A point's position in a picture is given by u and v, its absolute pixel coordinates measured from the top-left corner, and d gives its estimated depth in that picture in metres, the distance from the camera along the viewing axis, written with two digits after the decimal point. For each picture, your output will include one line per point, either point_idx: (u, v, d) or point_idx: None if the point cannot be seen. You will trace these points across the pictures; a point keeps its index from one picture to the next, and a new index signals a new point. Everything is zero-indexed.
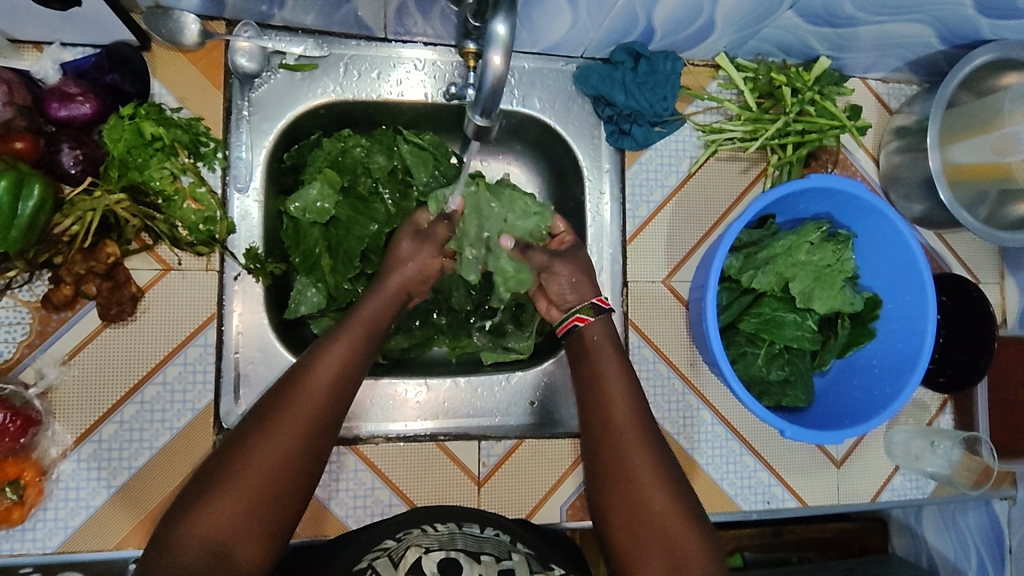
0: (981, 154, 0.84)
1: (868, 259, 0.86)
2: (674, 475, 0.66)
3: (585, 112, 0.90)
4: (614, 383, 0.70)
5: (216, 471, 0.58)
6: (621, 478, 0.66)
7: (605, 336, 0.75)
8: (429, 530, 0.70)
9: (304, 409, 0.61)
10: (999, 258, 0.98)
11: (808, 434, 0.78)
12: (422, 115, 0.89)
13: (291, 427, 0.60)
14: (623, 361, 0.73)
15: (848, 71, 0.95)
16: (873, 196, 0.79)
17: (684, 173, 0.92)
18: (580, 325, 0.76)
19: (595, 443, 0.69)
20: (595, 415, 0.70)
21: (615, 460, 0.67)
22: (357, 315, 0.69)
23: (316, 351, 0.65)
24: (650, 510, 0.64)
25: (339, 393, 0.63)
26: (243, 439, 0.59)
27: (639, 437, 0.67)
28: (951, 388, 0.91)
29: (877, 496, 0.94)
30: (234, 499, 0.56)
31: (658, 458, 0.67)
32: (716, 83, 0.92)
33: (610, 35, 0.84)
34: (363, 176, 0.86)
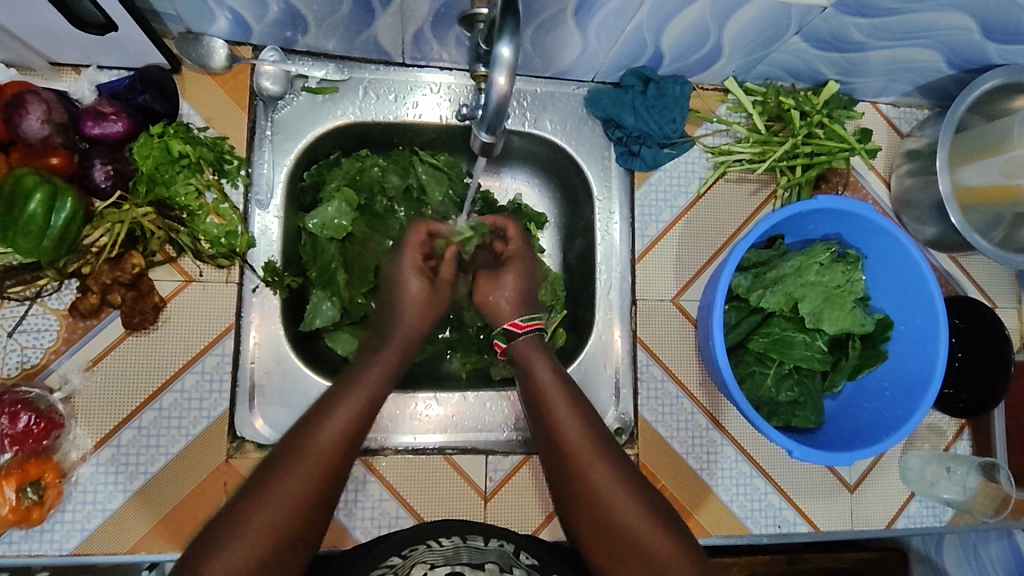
0: (991, 176, 0.83)
1: (878, 281, 0.86)
2: (638, 490, 0.65)
3: (596, 134, 0.92)
4: (563, 423, 0.70)
5: (223, 520, 0.57)
6: (586, 503, 0.65)
7: (545, 365, 0.75)
8: (434, 545, 0.70)
9: (311, 458, 0.60)
10: (1017, 283, 0.97)
11: (818, 454, 0.77)
12: (439, 138, 0.93)
13: (297, 475, 0.59)
14: (573, 399, 0.72)
15: (858, 95, 0.95)
16: (879, 216, 0.79)
17: (692, 195, 0.92)
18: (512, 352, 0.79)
19: (552, 465, 0.69)
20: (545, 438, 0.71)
21: (570, 481, 0.67)
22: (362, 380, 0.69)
23: (324, 406, 0.65)
24: (621, 523, 0.63)
25: (350, 445, 0.63)
26: (246, 494, 0.58)
27: (595, 476, 0.66)
28: (969, 413, 0.89)
29: (892, 523, 0.92)
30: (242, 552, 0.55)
31: (617, 473, 0.66)
32: (725, 106, 0.93)
33: (620, 60, 0.86)
34: (380, 196, 0.92)
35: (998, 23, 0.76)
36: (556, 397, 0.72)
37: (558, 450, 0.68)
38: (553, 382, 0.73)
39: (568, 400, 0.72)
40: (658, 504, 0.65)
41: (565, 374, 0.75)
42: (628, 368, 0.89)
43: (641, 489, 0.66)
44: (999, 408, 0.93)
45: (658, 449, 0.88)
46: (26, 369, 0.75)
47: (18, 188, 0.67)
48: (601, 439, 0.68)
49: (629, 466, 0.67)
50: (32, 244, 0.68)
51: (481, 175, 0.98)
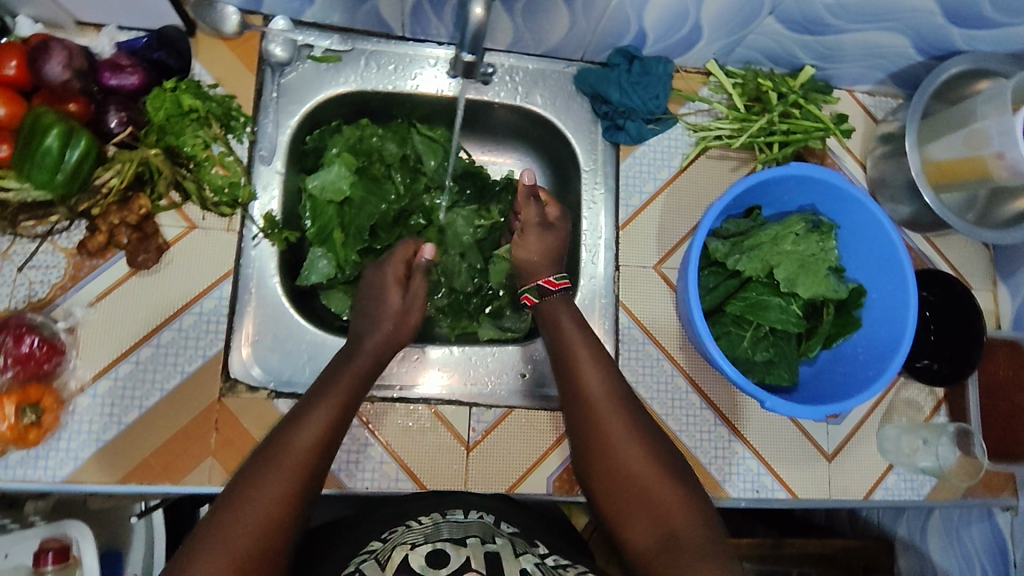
0: (954, 150, 0.86)
1: (853, 252, 0.89)
2: (653, 443, 0.71)
3: (583, 110, 0.97)
4: (586, 378, 0.75)
5: (215, 516, 0.60)
6: (600, 451, 0.71)
7: (568, 318, 0.81)
8: (413, 525, 0.71)
9: (295, 455, 0.64)
10: (991, 265, 1.00)
11: (789, 408, 0.79)
12: (435, 112, 0.99)
13: (283, 468, 0.63)
14: (597, 353, 0.77)
15: (835, 82, 1.00)
16: (849, 184, 0.83)
17: (675, 168, 0.96)
18: (540, 309, 0.84)
19: (574, 415, 0.75)
20: (572, 400, 0.75)
21: (588, 430, 0.73)
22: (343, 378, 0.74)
23: (300, 416, 0.68)
24: (630, 472, 0.69)
25: (327, 451, 0.66)
26: (235, 492, 0.61)
27: (611, 429, 0.71)
28: (942, 381, 0.92)
29: (870, 494, 0.93)
30: (234, 544, 0.58)
31: (632, 428, 0.71)
32: (707, 88, 0.98)
33: (606, 39, 0.92)
34: (377, 162, 0.96)
35: (959, 5, 0.81)
36: (580, 351, 0.77)
37: (576, 389, 0.75)
38: (578, 336, 0.79)
39: (590, 351, 0.78)
40: (670, 457, 0.71)
41: (589, 333, 0.80)
42: (611, 332, 0.92)
43: (651, 436, 0.72)
44: (974, 380, 0.95)
45: None
46: (32, 302, 0.79)
47: (37, 124, 0.72)
48: (620, 394, 0.74)
49: (643, 418, 0.73)
50: (46, 178, 0.73)
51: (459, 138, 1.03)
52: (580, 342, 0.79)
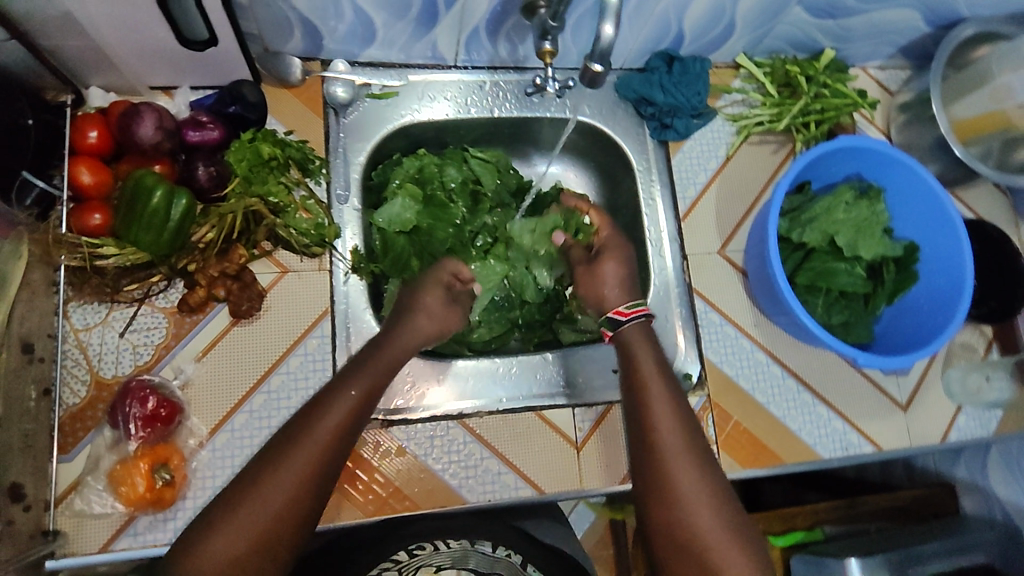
0: (979, 106, 0.95)
1: (900, 212, 0.96)
2: (722, 505, 0.69)
3: (630, 114, 1.02)
4: (659, 427, 0.74)
5: (237, 486, 0.63)
6: (664, 502, 0.70)
7: (650, 360, 0.81)
8: (442, 548, 0.84)
9: (314, 435, 0.66)
10: (1014, 211, 1.07)
11: (878, 359, 0.84)
12: (485, 133, 1.03)
13: (302, 448, 0.64)
14: (676, 402, 0.76)
15: (850, 61, 1.08)
16: (893, 149, 0.89)
17: (722, 158, 1.02)
18: (619, 339, 0.85)
19: (640, 462, 0.73)
20: (639, 437, 0.75)
21: (652, 477, 0.71)
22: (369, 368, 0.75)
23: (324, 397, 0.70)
24: (694, 532, 0.67)
25: (349, 432, 0.68)
26: (258, 463, 0.64)
27: (680, 483, 0.70)
28: (993, 319, 0.97)
29: (946, 437, 0.96)
30: (256, 514, 0.61)
31: (703, 485, 0.70)
32: (738, 80, 1.05)
33: (646, 45, 0.98)
34: (440, 189, 0.98)
35: None
36: (658, 399, 0.76)
37: (650, 438, 0.74)
38: (658, 380, 0.78)
39: (667, 398, 0.77)
40: (740, 524, 0.69)
41: (670, 379, 0.79)
42: (688, 318, 0.96)
43: (722, 496, 0.70)
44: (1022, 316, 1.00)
45: (726, 387, 0.93)
46: (139, 366, 0.79)
47: (140, 186, 0.75)
48: (694, 447, 0.73)
49: (717, 479, 0.71)
50: (154, 236, 0.77)
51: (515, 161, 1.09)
52: (657, 389, 0.77)
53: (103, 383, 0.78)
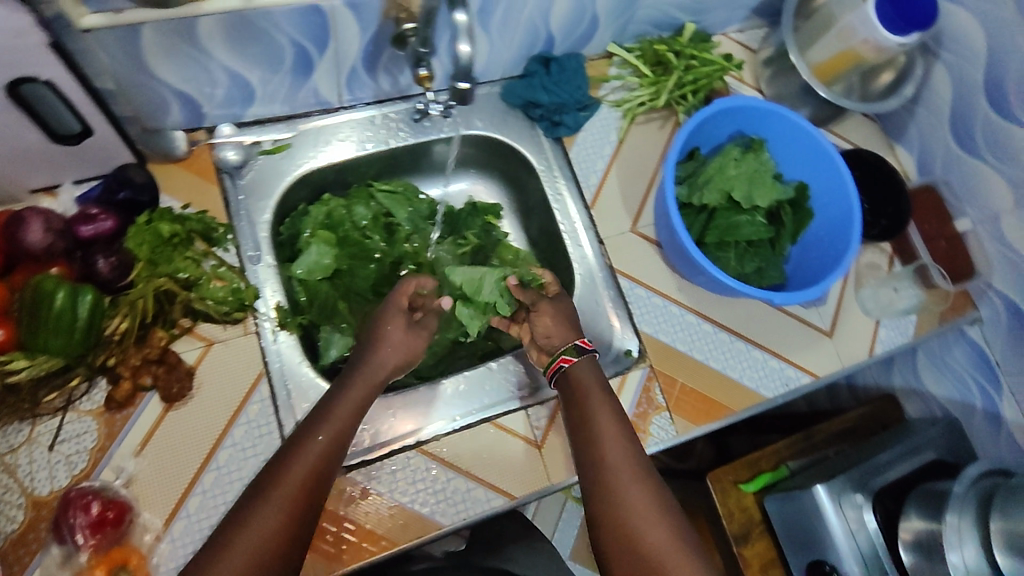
0: (830, 48, 1.00)
1: (785, 156, 1.02)
2: (670, 516, 0.75)
3: (519, 119, 1.05)
4: (608, 449, 0.79)
5: (221, 533, 0.67)
6: (613, 519, 0.74)
7: (592, 381, 0.85)
8: None
9: (291, 477, 0.70)
10: (885, 135, 1.16)
11: (791, 295, 0.89)
12: (386, 167, 1.05)
13: (280, 491, 0.69)
14: (619, 423, 0.81)
15: (711, 30, 1.14)
16: (765, 103, 0.96)
17: (615, 142, 1.06)
18: (572, 374, 0.85)
19: (591, 482, 0.78)
20: (587, 460, 0.79)
21: (604, 496, 0.76)
22: (335, 406, 0.78)
23: (297, 440, 0.74)
24: (645, 542, 0.72)
25: (325, 471, 0.72)
26: (240, 508, 0.68)
27: (630, 500, 0.75)
28: (889, 234, 1.03)
29: (873, 352, 1.02)
30: (241, 554, 0.64)
31: (650, 500, 0.75)
32: (614, 67, 1.09)
33: (521, 52, 1.01)
34: (353, 229, 1.00)
35: None
36: (604, 421, 0.81)
37: (601, 458, 0.78)
38: (601, 401, 0.83)
39: (612, 420, 0.81)
40: (688, 533, 0.74)
41: (612, 399, 0.84)
42: (616, 297, 0.99)
43: (668, 508, 0.75)
44: (912, 226, 1.08)
45: (664, 354, 0.96)
46: (75, 475, 0.76)
47: (40, 291, 0.73)
48: (641, 467, 0.78)
49: (662, 495, 0.76)
50: (64, 339, 0.75)
51: (427, 185, 1.12)
52: (601, 411, 0.82)
53: (40, 502, 0.75)
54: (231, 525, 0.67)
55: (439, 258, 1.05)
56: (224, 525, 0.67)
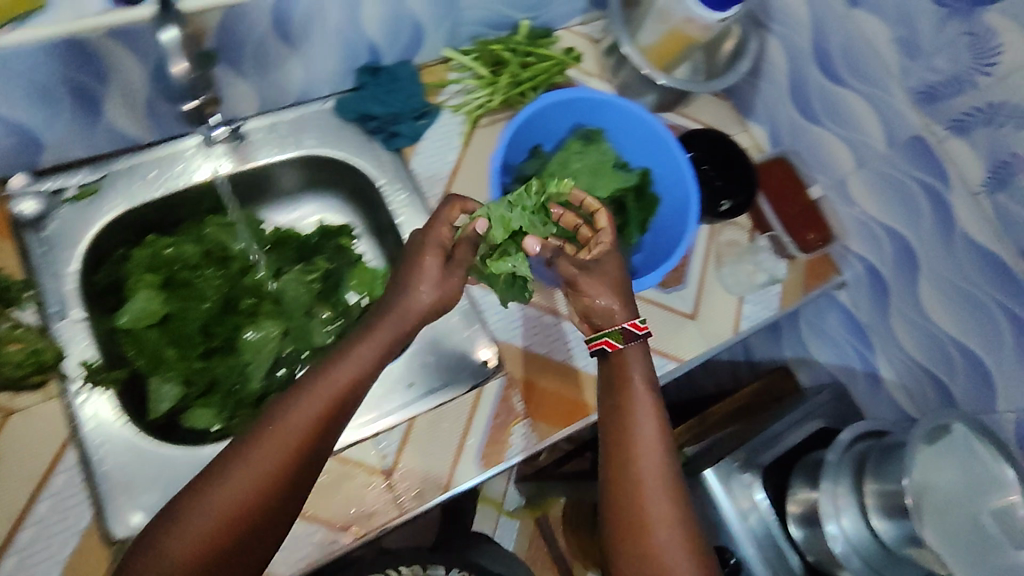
0: (658, 31, 0.97)
1: (625, 143, 1.00)
2: (695, 536, 0.70)
3: (356, 134, 0.99)
4: (641, 456, 0.73)
5: (203, 479, 0.64)
6: (632, 541, 0.70)
7: (640, 376, 0.77)
8: None
9: (286, 430, 0.65)
10: (734, 111, 1.15)
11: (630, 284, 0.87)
12: (218, 200, 0.99)
13: (269, 446, 0.64)
14: (661, 422, 0.75)
15: (554, 24, 1.09)
16: (594, 93, 0.94)
17: (459, 147, 1.02)
18: (614, 357, 0.78)
19: (617, 495, 0.72)
20: (614, 456, 0.74)
21: (631, 513, 0.71)
22: (350, 356, 0.71)
23: (298, 389, 0.68)
24: (669, 571, 0.68)
25: (331, 423, 0.68)
26: (230, 454, 0.65)
27: (654, 519, 0.70)
28: (740, 209, 1.02)
29: (738, 327, 1.02)
30: (211, 516, 0.61)
31: (678, 521, 0.70)
32: (452, 72, 1.03)
33: (344, 64, 0.94)
34: (182, 269, 0.94)
35: None
36: (642, 424, 0.74)
37: (635, 462, 0.72)
38: (648, 397, 0.76)
39: (652, 421, 0.75)
40: (709, 557, 0.70)
41: (659, 394, 0.77)
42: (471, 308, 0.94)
43: (693, 530, 0.71)
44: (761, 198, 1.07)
45: (523, 360, 0.93)
46: None
47: None
48: (678, 476, 0.73)
49: (692, 511, 0.72)
50: None
51: (273, 215, 1.06)
52: (643, 410, 0.75)
53: None
54: (212, 476, 0.64)
55: (285, 290, 0.97)
56: (212, 468, 0.65)
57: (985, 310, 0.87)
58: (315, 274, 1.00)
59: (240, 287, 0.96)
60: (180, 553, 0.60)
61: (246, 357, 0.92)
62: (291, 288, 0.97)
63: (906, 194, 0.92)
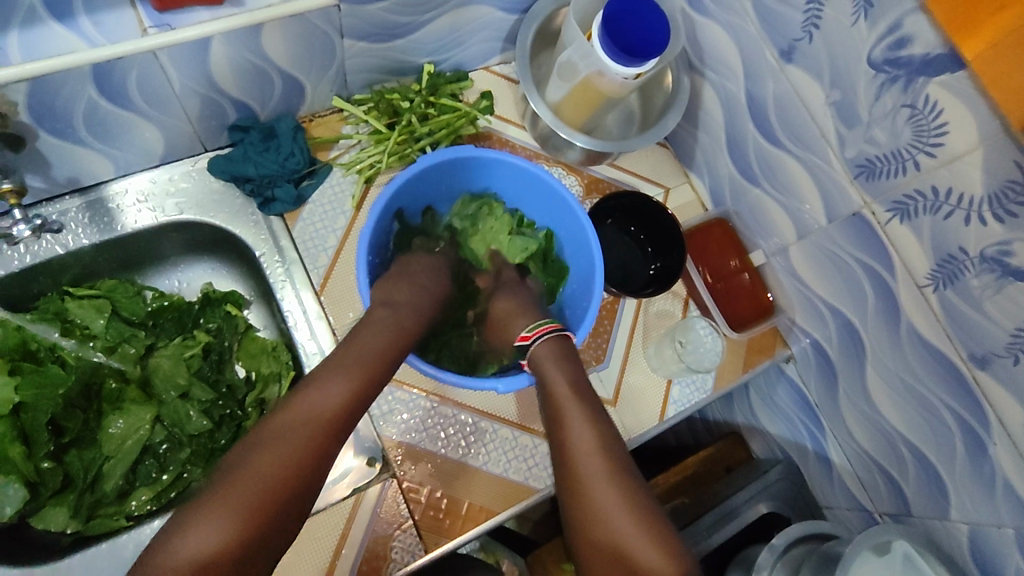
0: (564, 89, 0.87)
1: (529, 202, 0.90)
2: (648, 512, 0.69)
3: (231, 197, 0.89)
4: (573, 446, 0.72)
5: (225, 469, 0.64)
6: (585, 525, 0.69)
7: (558, 374, 0.77)
8: None
9: (313, 414, 0.67)
10: (677, 160, 1.03)
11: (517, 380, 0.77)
12: (86, 267, 0.89)
13: (292, 431, 0.66)
14: (590, 413, 0.74)
15: (467, 65, 0.97)
16: (483, 151, 0.82)
17: (350, 211, 0.91)
18: (530, 357, 0.79)
19: (564, 485, 0.72)
20: (558, 459, 0.74)
21: (574, 501, 0.71)
22: (363, 344, 0.73)
23: (317, 379, 0.70)
24: (624, 548, 0.67)
25: (351, 410, 0.69)
26: (248, 443, 0.65)
27: (599, 503, 0.69)
28: (669, 277, 0.89)
29: (665, 415, 0.90)
30: (224, 508, 0.60)
31: (625, 500, 0.69)
32: (347, 124, 0.94)
33: (211, 122, 0.85)
34: (40, 349, 0.84)
35: None
36: (574, 417, 0.74)
37: (569, 456, 0.72)
38: (570, 397, 0.75)
39: (582, 413, 0.74)
40: (668, 533, 0.68)
41: (586, 392, 0.76)
42: None
43: (646, 505, 0.69)
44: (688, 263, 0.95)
45: (411, 459, 0.82)
46: None
47: None
48: (618, 460, 0.72)
49: (640, 489, 0.70)
50: None
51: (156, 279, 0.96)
52: (571, 406, 0.75)
53: None
54: (237, 461, 0.64)
55: (160, 368, 0.87)
56: (234, 456, 0.65)
57: (937, 415, 0.75)
58: (195, 348, 0.89)
59: (103, 369, 0.86)
60: (195, 544, 0.59)
61: (107, 451, 0.84)
62: (165, 364, 0.87)
63: (850, 276, 0.79)
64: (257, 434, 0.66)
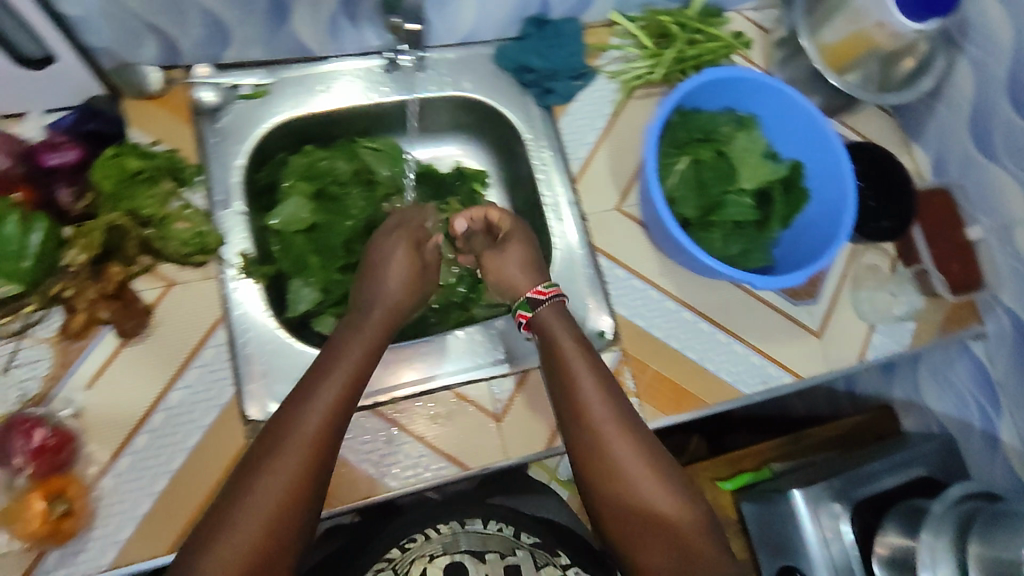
0: (840, 32, 0.93)
1: (781, 133, 0.97)
2: (681, 487, 0.71)
3: (509, 84, 1.01)
4: (590, 410, 0.73)
5: (254, 459, 0.64)
6: (608, 481, 0.71)
7: (568, 337, 0.78)
8: (432, 534, 0.88)
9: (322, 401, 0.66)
10: (903, 130, 1.09)
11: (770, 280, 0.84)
12: (370, 122, 1.02)
13: (299, 423, 0.65)
14: (601, 382, 0.75)
15: (728, 5, 1.06)
16: (758, 74, 0.91)
17: (610, 115, 1.02)
18: (535, 320, 0.82)
19: (580, 443, 0.73)
20: (570, 417, 0.74)
21: (598, 460, 0.71)
22: (346, 349, 0.73)
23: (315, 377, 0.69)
24: (663, 512, 0.69)
25: (351, 396, 0.69)
26: (276, 429, 0.65)
27: (636, 470, 0.70)
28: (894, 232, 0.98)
29: (863, 355, 0.98)
30: (276, 477, 0.62)
31: (649, 467, 0.71)
32: (616, 37, 1.03)
33: (514, 13, 0.97)
34: (331, 184, 0.97)
35: None
36: (591, 395, 0.73)
37: (587, 426, 0.72)
38: (589, 372, 0.75)
39: (594, 381, 0.75)
40: (698, 502, 0.71)
41: (601, 369, 0.76)
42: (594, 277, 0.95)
43: (677, 479, 0.71)
44: (916, 227, 1.01)
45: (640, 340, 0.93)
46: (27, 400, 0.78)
47: None
48: (638, 434, 0.73)
49: (665, 463, 0.72)
50: None
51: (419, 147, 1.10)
52: (581, 370, 0.75)
53: None
54: (272, 438, 0.64)
55: None
56: (259, 446, 0.65)
57: None
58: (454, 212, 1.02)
59: (378, 209, 0.99)
60: (254, 513, 0.60)
61: None
62: None
63: None
64: (289, 410, 0.66)
